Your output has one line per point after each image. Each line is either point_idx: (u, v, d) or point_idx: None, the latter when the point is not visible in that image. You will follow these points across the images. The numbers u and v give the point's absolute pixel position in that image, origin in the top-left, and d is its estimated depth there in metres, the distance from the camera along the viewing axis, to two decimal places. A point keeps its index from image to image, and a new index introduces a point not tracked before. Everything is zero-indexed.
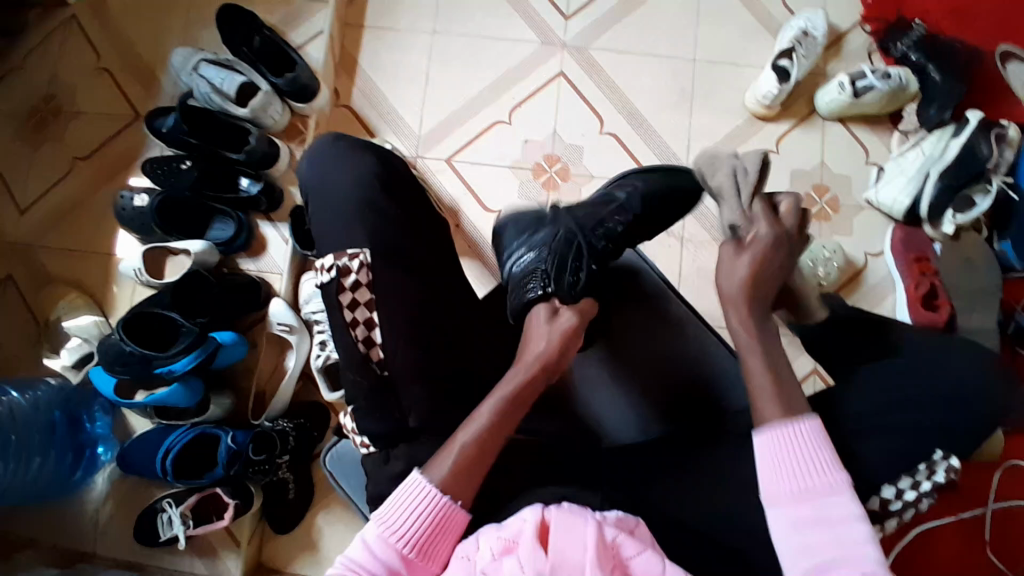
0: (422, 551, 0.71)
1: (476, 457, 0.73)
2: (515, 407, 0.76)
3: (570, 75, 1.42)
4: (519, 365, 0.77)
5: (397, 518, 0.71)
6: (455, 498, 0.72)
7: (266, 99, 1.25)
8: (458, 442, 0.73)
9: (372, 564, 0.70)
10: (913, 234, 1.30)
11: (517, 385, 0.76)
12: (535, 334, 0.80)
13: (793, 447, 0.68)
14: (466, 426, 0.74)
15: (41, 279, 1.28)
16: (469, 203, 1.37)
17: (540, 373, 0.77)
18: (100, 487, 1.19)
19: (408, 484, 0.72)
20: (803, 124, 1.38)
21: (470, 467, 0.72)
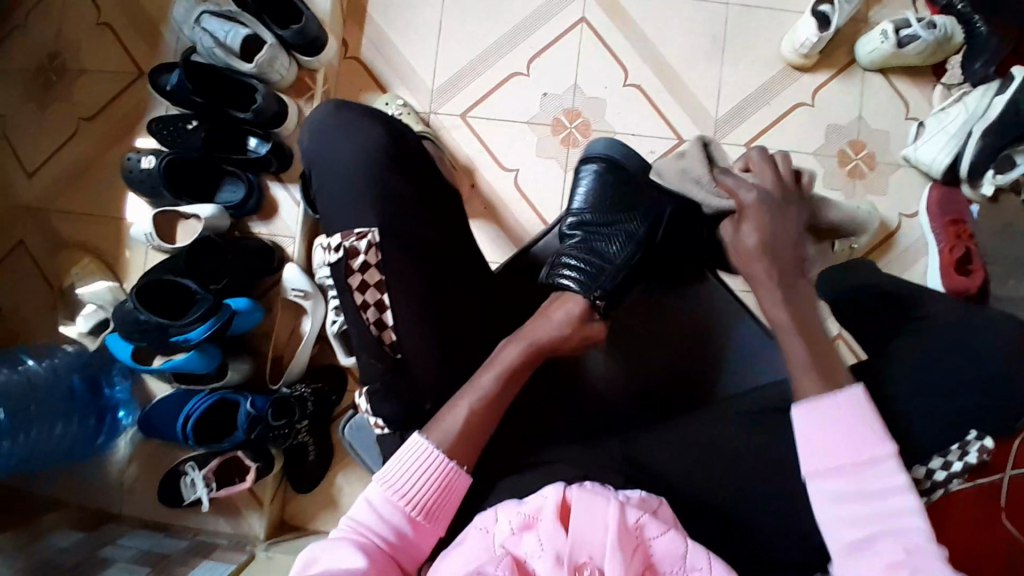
0: (427, 510, 0.71)
1: (478, 424, 0.74)
2: (511, 382, 0.77)
3: (593, 22, 1.33)
4: (518, 342, 0.78)
5: (402, 478, 0.72)
6: (460, 463, 0.73)
7: (272, 53, 1.18)
8: (457, 413, 0.74)
9: (378, 526, 0.70)
10: (949, 196, 1.23)
11: (514, 359, 0.77)
12: (548, 318, 0.81)
13: (831, 418, 0.69)
14: (462, 397, 0.75)
15: (52, 242, 1.26)
16: (486, 162, 1.31)
17: (539, 352, 0.78)
18: (124, 449, 1.21)
19: (413, 447, 0.73)
20: (841, 76, 1.29)
21: (471, 436, 0.73)
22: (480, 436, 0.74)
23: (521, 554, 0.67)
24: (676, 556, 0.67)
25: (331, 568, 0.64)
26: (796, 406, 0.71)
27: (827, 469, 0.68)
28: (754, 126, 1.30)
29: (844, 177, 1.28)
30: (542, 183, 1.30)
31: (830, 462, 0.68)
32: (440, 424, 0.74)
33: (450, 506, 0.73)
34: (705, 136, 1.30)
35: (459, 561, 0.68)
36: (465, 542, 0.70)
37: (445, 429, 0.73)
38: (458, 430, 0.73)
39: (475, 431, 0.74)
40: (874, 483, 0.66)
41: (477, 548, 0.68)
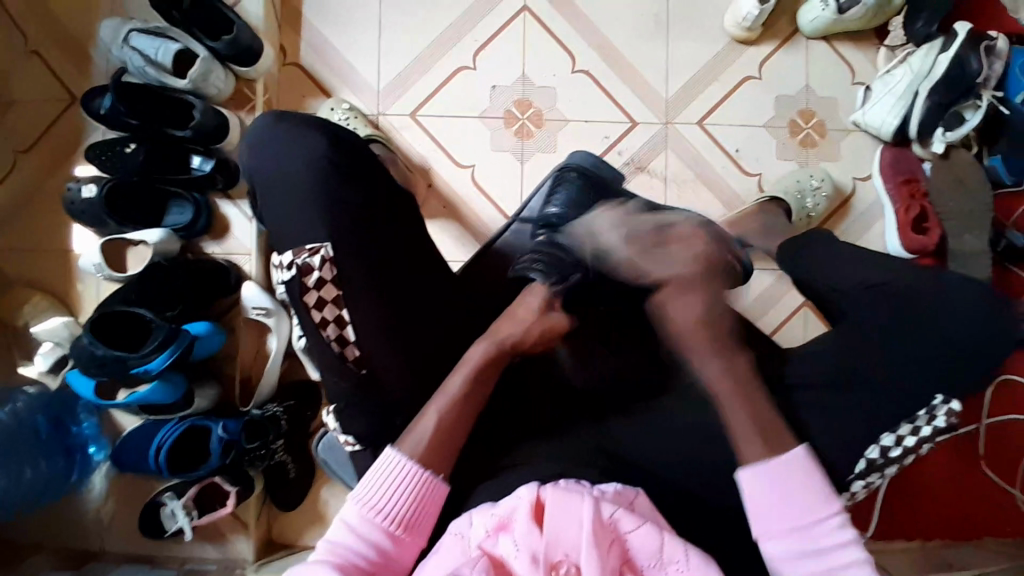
0: (406, 523, 0.71)
1: (451, 425, 0.75)
2: (484, 377, 0.79)
3: (536, 9, 1.30)
4: (485, 341, 0.81)
5: (377, 494, 0.71)
6: (435, 472, 0.73)
7: (206, 67, 1.14)
8: (431, 415, 0.74)
9: (359, 545, 0.69)
10: (901, 156, 1.25)
11: (481, 355, 0.79)
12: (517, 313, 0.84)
13: (774, 486, 0.74)
14: (433, 401, 0.75)
15: (1, 283, 1.22)
16: (441, 161, 1.29)
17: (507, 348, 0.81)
18: (98, 487, 1.18)
19: (386, 462, 0.72)
20: (786, 45, 1.29)
21: (445, 438, 0.74)
22: (455, 439, 0.75)
23: (499, 555, 0.67)
24: (653, 550, 0.67)
25: None
26: (743, 471, 0.75)
27: (777, 531, 0.72)
28: (705, 103, 1.30)
29: (797, 146, 1.29)
30: (500, 177, 1.29)
31: (780, 524, 0.72)
32: (413, 433, 0.74)
33: (430, 516, 0.72)
34: (658, 116, 1.30)
35: (435, 569, 0.68)
36: (441, 549, 0.69)
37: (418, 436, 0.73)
38: (432, 436, 0.73)
39: (449, 435, 0.74)
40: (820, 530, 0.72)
41: (454, 555, 0.68)
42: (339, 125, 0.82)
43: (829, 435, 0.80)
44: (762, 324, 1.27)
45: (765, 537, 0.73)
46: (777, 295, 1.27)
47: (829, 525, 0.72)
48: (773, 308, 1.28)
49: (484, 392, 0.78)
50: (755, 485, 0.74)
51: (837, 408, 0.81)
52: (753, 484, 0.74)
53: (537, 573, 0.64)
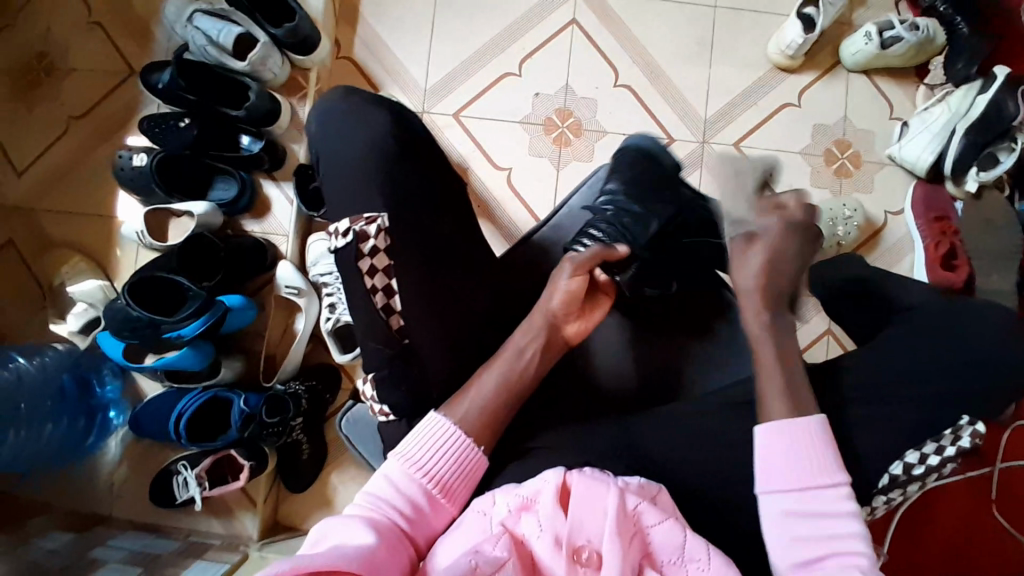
0: (445, 487, 0.72)
1: (494, 402, 0.76)
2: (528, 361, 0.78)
3: (584, 24, 1.35)
4: (533, 318, 0.80)
5: (418, 453, 0.73)
6: (478, 443, 0.74)
7: (265, 51, 1.19)
8: (481, 386, 0.76)
9: (397, 500, 0.70)
10: (933, 192, 1.26)
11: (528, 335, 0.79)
12: (552, 287, 0.81)
13: (790, 446, 0.70)
14: (484, 370, 0.77)
15: (42, 242, 1.25)
16: (478, 161, 1.32)
17: (552, 332, 0.80)
18: (114, 450, 1.19)
19: (430, 426, 0.74)
20: (826, 77, 1.32)
21: (491, 412, 0.75)
22: (500, 419, 0.76)
23: (519, 533, 0.67)
24: (674, 545, 0.67)
25: (342, 544, 0.64)
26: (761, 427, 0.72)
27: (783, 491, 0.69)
28: (742, 126, 1.32)
29: (830, 176, 1.31)
30: (535, 182, 1.32)
31: (787, 483, 0.69)
32: (457, 406, 0.75)
33: (468, 483, 0.74)
34: (694, 135, 1.32)
35: (458, 543, 0.68)
36: (463, 525, 0.69)
37: (466, 406, 0.75)
38: (478, 412, 0.75)
39: (494, 411, 0.75)
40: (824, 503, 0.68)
41: (475, 531, 0.68)
42: (404, 108, 0.86)
43: (852, 447, 0.80)
44: None
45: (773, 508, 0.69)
46: (801, 319, 1.28)
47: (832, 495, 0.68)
48: (797, 331, 1.28)
49: (528, 376, 0.78)
50: (768, 440, 0.71)
51: (863, 423, 0.81)
52: (766, 441, 0.71)
53: (558, 557, 0.65)
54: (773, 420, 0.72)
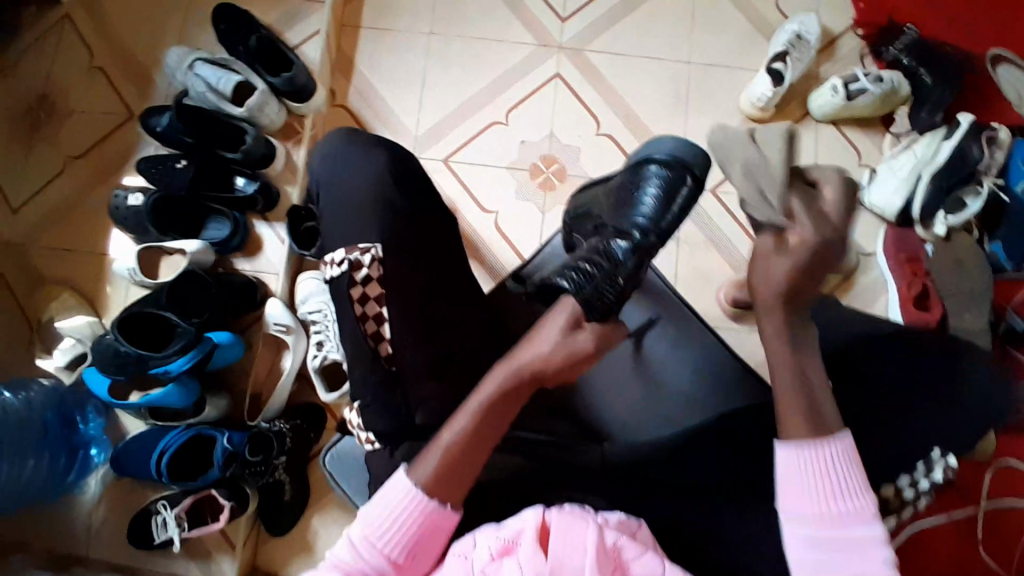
0: (411, 544, 0.71)
1: (456, 458, 0.72)
2: (500, 415, 0.73)
3: (567, 77, 1.42)
4: (504, 365, 0.74)
5: (377, 521, 0.72)
6: (443, 501, 0.72)
7: (263, 99, 1.25)
8: (445, 441, 0.72)
9: (360, 565, 0.71)
10: (904, 235, 1.31)
11: (497, 385, 0.72)
12: (544, 334, 0.74)
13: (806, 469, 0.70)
14: (453, 421, 0.73)
15: (35, 278, 1.26)
16: (467, 205, 1.37)
17: (526, 381, 0.73)
18: (93, 490, 1.17)
19: (392, 488, 0.72)
20: (796, 126, 1.39)
21: (456, 467, 0.72)
22: (464, 473, 0.72)
23: None
24: None
25: None
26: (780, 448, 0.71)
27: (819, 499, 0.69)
28: (719, 172, 1.38)
29: None
30: (521, 223, 1.36)
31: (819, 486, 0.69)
32: (423, 461, 0.72)
33: (436, 544, 0.72)
34: None
35: None
36: (445, 569, 0.71)
37: (430, 463, 0.72)
38: (439, 466, 0.72)
39: (457, 467, 0.72)
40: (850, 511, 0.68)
41: None
42: (400, 147, 0.91)
43: None
44: (770, 383, 1.29)
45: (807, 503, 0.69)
46: None
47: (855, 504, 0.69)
48: None
49: (495, 432, 0.73)
50: (791, 471, 0.70)
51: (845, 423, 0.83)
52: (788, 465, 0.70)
53: None
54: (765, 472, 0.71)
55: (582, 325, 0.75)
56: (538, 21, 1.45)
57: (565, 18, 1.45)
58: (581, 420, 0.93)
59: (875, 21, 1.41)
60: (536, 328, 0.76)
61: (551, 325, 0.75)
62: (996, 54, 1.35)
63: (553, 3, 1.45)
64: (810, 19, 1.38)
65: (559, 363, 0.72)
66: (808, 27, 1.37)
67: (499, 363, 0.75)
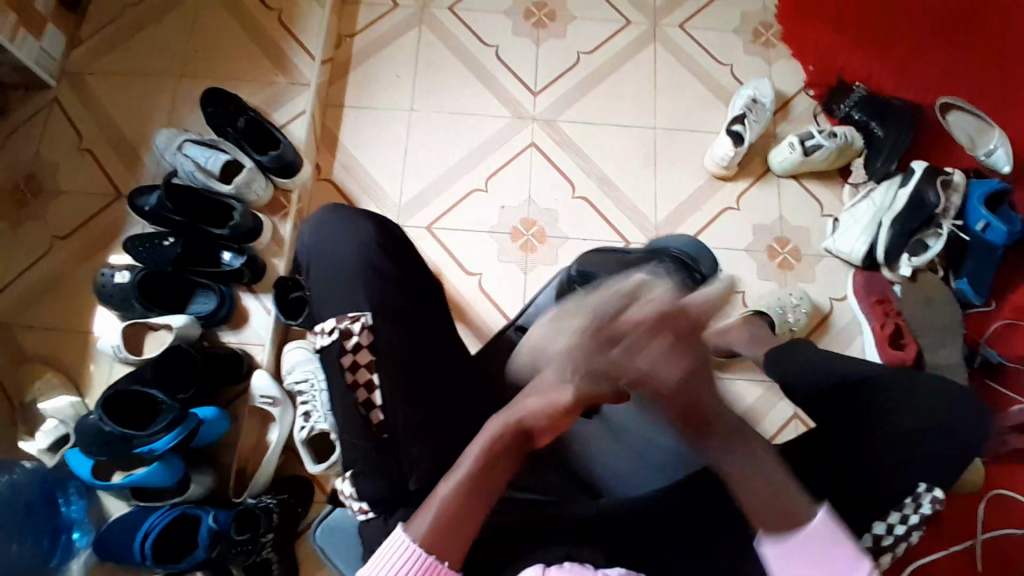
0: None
1: (453, 514, 0.71)
2: (497, 463, 0.74)
3: (542, 145, 1.50)
4: (500, 416, 0.75)
5: None
6: (441, 558, 0.70)
7: (251, 175, 1.29)
8: (441, 496, 0.72)
9: None
10: (872, 278, 1.37)
11: (490, 438, 0.74)
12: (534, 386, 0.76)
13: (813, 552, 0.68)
14: (450, 474, 0.73)
15: (16, 359, 1.25)
16: (452, 268, 1.40)
17: (518, 431, 0.74)
18: (75, 573, 1.11)
19: (392, 543, 0.70)
20: (760, 181, 1.47)
21: (455, 523, 0.71)
22: (463, 523, 0.71)
23: None
24: None
25: None
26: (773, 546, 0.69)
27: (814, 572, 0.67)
28: (692, 226, 1.44)
29: (775, 268, 1.42)
30: (505, 283, 1.39)
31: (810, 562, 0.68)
32: (422, 513, 0.72)
33: None
34: (649, 237, 1.44)
35: None
36: None
37: (430, 515, 0.71)
38: (438, 518, 0.71)
39: (456, 525, 0.71)
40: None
41: None
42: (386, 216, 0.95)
43: None
44: (758, 431, 1.30)
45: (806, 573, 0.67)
46: (766, 404, 1.32)
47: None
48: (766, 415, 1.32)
49: (494, 480, 0.73)
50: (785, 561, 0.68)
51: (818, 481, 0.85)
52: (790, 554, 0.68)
53: None
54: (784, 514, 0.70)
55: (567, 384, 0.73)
56: (511, 95, 1.54)
57: (537, 92, 1.54)
58: (575, 475, 0.93)
59: (824, 82, 1.53)
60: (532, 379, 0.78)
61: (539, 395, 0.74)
62: (946, 101, 1.42)
63: (525, 78, 1.55)
64: (763, 84, 1.49)
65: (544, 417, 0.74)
66: (762, 91, 1.48)
67: (496, 413, 0.76)
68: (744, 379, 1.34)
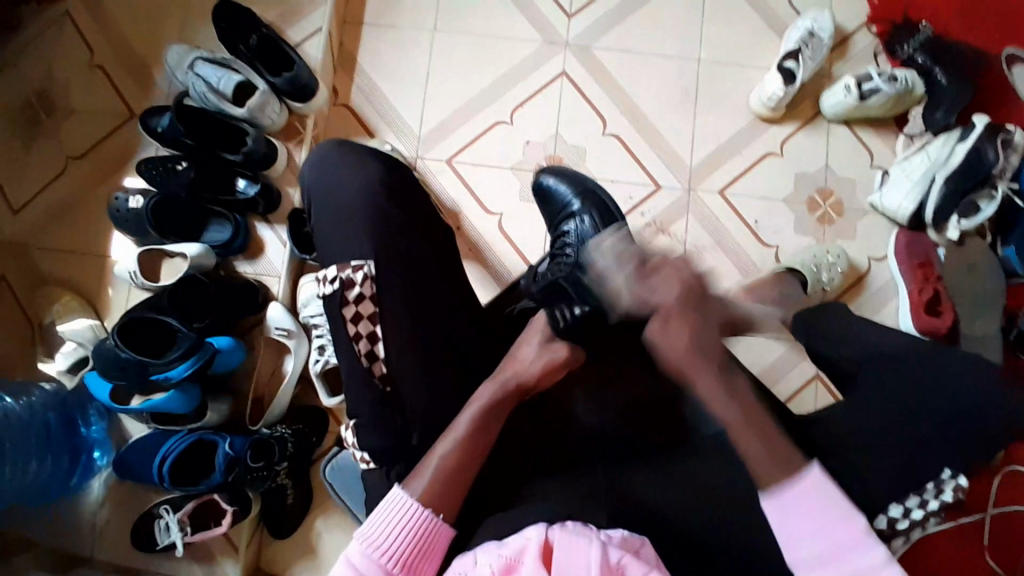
0: (405, 563, 0.71)
1: (451, 472, 0.74)
2: (491, 422, 0.77)
3: (573, 74, 1.39)
4: (492, 382, 0.80)
5: (378, 532, 0.71)
6: (437, 511, 0.73)
7: (264, 99, 1.23)
8: (439, 455, 0.74)
9: None
10: (916, 239, 1.28)
11: (489, 397, 0.78)
12: (524, 350, 0.84)
13: (800, 506, 0.71)
14: (448, 434, 0.76)
15: (38, 281, 1.26)
16: (471, 206, 1.35)
17: (513, 390, 0.80)
18: (97, 491, 1.17)
19: (391, 500, 0.73)
20: (808, 126, 1.36)
21: (452, 480, 0.74)
22: (462, 481, 0.74)
23: None
24: None
25: None
26: (765, 501, 0.72)
27: (807, 543, 0.70)
28: (726, 173, 1.36)
29: (814, 223, 1.34)
30: (525, 225, 1.34)
31: (809, 539, 0.70)
32: (419, 473, 0.74)
33: (431, 560, 0.72)
34: (681, 182, 1.36)
35: None
36: None
37: (427, 476, 0.74)
38: (436, 475, 0.74)
39: (452, 482, 0.74)
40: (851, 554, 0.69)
41: None
42: (388, 155, 0.89)
43: None
44: (775, 393, 1.27)
45: (796, 549, 0.71)
46: (786, 365, 1.28)
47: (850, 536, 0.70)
48: (785, 374, 1.28)
49: (491, 435, 0.77)
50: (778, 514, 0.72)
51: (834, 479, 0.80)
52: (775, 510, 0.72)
53: None
54: (771, 488, 0.72)
55: (557, 339, 0.86)
56: (543, 17, 1.41)
57: (571, 14, 1.41)
58: None
59: (890, 17, 1.37)
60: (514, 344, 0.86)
61: (529, 343, 0.85)
62: (1010, 53, 1.33)
63: None
64: (823, 16, 1.34)
65: (539, 371, 0.82)
66: (822, 24, 1.34)
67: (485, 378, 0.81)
68: (767, 336, 1.29)
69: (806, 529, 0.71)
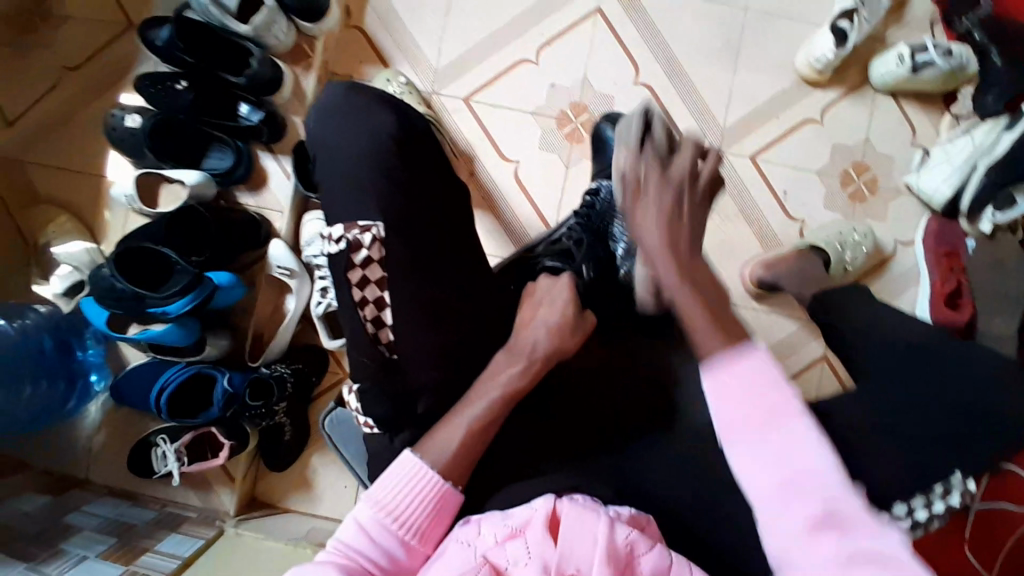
0: (419, 530, 0.69)
1: (472, 446, 0.72)
2: (511, 399, 0.75)
3: (608, 13, 1.28)
4: (512, 356, 0.77)
5: (388, 498, 0.69)
6: (454, 482, 0.71)
7: (269, 16, 1.12)
8: (461, 425, 0.73)
9: (368, 547, 0.67)
10: (946, 228, 1.23)
11: (513, 375, 0.76)
12: (533, 324, 0.80)
13: (744, 381, 0.56)
14: (468, 405, 0.74)
15: (31, 198, 1.20)
16: (487, 151, 1.28)
17: (535, 363, 0.77)
18: (93, 416, 1.19)
19: (400, 465, 0.71)
20: (852, 94, 1.27)
21: (468, 455, 0.72)
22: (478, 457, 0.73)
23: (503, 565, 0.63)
24: None
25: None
26: (710, 388, 0.57)
27: (768, 478, 0.54)
28: (760, 138, 1.28)
29: (845, 199, 1.27)
30: (543, 177, 1.27)
31: (764, 456, 0.54)
32: (435, 443, 0.72)
33: (441, 527, 0.71)
34: (711, 143, 1.28)
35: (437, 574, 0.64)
36: (444, 555, 0.66)
37: (445, 451, 0.72)
38: (453, 449, 0.72)
39: (472, 455, 0.72)
40: (812, 481, 0.53)
41: (458, 560, 0.65)
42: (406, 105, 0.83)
43: None
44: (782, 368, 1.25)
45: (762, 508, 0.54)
46: (795, 343, 1.26)
47: (823, 472, 0.53)
48: (793, 354, 1.25)
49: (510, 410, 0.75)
50: (731, 434, 0.55)
51: None
52: (736, 444, 0.55)
53: None
54: (709, 361, 0.58)
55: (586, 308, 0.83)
56: None
57: None
58: None
59: None
60: (530, 295, 0.83)
61: (550, 310, 0.80)
62: None
63: None
64: None
65: (549, 340, 0.78)
66: None
67: (504, 352, 0.78)
68: (779, 314, 1.26)
69: (758, 438, 0.54)
